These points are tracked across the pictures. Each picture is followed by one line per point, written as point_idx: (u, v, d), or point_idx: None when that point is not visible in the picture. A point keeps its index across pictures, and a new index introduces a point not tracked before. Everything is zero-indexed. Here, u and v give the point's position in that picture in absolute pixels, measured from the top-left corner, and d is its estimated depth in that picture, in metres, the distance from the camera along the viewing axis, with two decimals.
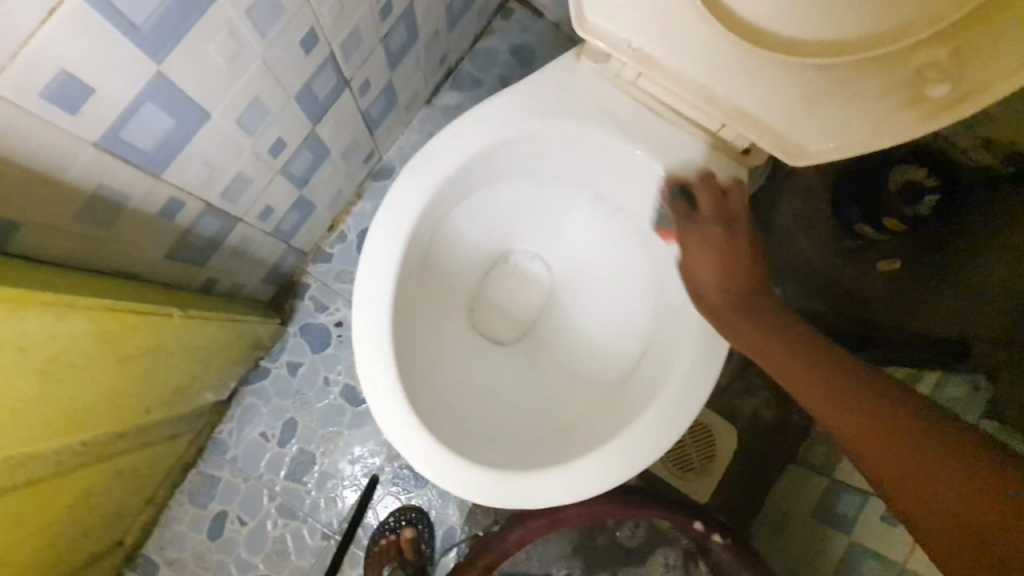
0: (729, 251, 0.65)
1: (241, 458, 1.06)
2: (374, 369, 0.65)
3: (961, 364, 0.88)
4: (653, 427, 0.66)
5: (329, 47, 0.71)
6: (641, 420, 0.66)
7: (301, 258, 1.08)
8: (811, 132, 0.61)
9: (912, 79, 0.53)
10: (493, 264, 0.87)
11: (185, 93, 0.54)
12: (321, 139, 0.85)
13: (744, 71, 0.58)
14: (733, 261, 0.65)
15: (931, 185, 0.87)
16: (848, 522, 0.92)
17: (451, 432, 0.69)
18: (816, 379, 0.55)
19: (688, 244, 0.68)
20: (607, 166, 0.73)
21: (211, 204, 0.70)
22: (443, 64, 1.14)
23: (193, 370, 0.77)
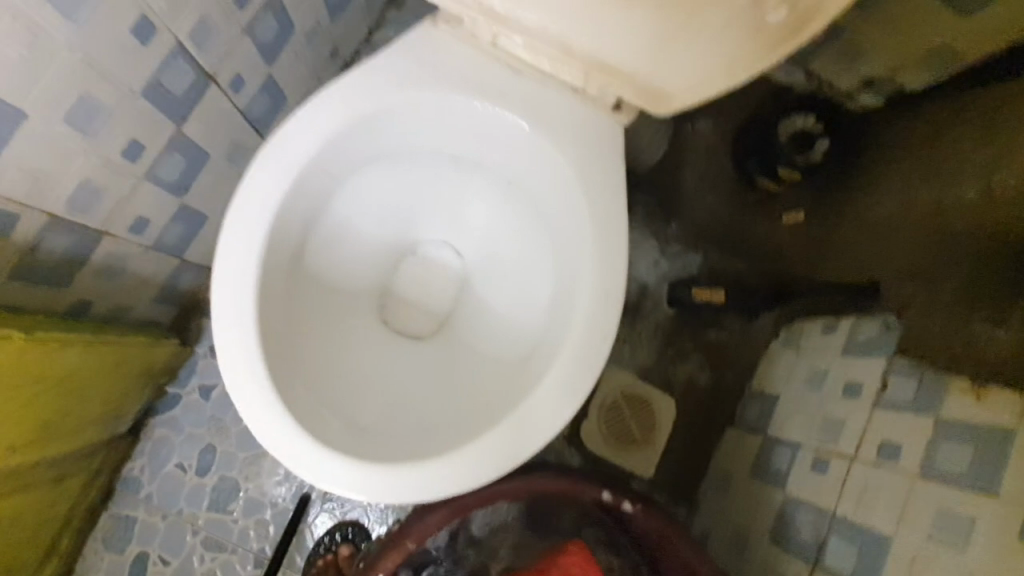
0: None
1: (156, 493, 0.99)
2: (239, 372, 0.60)
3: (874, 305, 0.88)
4: (549, 401, 0.63)
5: (173, 38, 0.66)
6: (537, 393, 0.63)
7: (204, 274, 1.02)
8: (672, 75, 0.60)
9: (747, 11, 0.51)
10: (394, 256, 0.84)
11: None
12: (192, 141, 0.80)
13: (591, 22, 0.57)
14: None
15: (819, 131, 0.90)
16: (784, 477, 0.92)
17: (340, 433, 0.65)
18: None
19: None
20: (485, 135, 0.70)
21: (55, 217, 0.64)
22: (337, 59, 1.10)
23: (67, 401, 0.71)
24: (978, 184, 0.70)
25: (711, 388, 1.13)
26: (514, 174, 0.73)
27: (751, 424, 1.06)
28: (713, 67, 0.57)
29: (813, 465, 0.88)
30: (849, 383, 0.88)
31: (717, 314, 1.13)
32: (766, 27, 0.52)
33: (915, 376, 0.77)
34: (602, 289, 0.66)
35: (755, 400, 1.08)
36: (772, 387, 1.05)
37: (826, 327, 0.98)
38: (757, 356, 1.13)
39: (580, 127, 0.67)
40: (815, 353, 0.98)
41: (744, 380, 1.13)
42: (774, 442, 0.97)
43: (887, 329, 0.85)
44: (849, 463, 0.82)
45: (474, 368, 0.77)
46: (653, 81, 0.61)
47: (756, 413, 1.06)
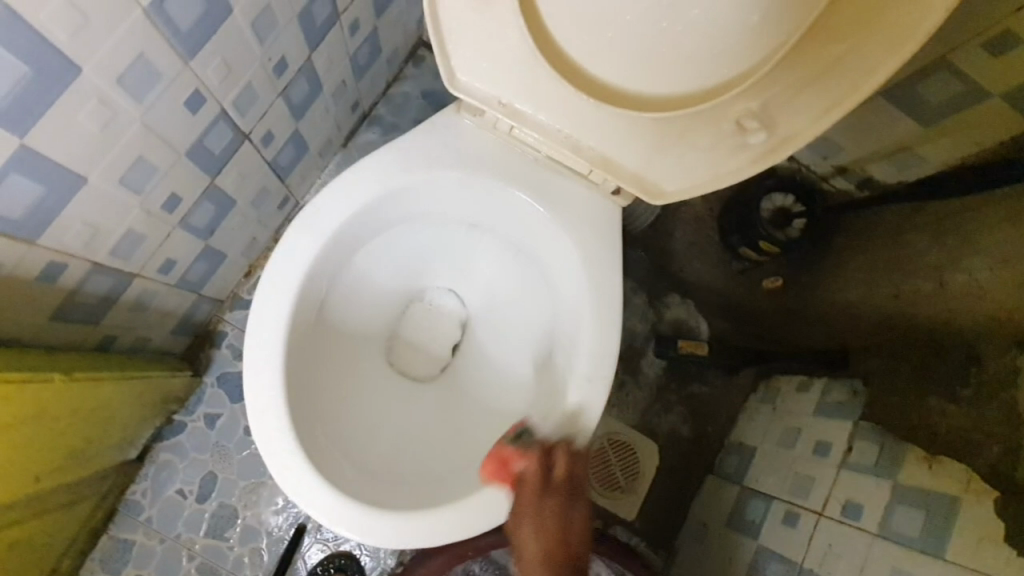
0: (557, 535, 0.61)
1: (156, 518, 1.02)
2: (266, 420, 0.65)
3: (841, 371, 0.98)
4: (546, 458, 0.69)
5: (220, 105, 0.73)
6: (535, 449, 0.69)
7: (217, 306, 1.07)
8: (664, 174, 0.67)
9: (734, 129, 0.61)
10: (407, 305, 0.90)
11: (56, 162, 0.55)
12: (223, 191, 0.86)
13: (600, 122, 0.65)
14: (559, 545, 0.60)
15: (798, 211, 0.99)
16: (756, 528, 0.98)
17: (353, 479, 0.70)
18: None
19: (544, 517, 0.62)
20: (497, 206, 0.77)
21: (99, 263, 0.70)
22: (357, 111, 1.18)
23: (89, 432, 0.76)
24: (934, 279, 0.81)
25: (694, 438, 1.20)
26: (522, 241, 0.80)
27: (726, 474, 1.13)
28: (701, 172, 0.65)
29: (783, 518, 0.94)
30: (819, 443, 0.95)
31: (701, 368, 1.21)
32: (749, 144, 0.62)
33: (877, 443, 0.84)
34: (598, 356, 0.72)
35: (734, 451, 1.15)
36: (751, 440, 1.12)
37: (800, 386, 1.07)
38: (737, 408, 1.20)
39: (583, 206, 0.74)
40: (789, 411, 1.06)
41: (724, 431, 1.20)
42: (750, 494, 1.04)
43: (855, 394, 0.93)
44: (815, 519, 0.89)
45: (475, 415, 0.83)
46: (646, 177, 0.68)
47: (732, 463, 1.13)
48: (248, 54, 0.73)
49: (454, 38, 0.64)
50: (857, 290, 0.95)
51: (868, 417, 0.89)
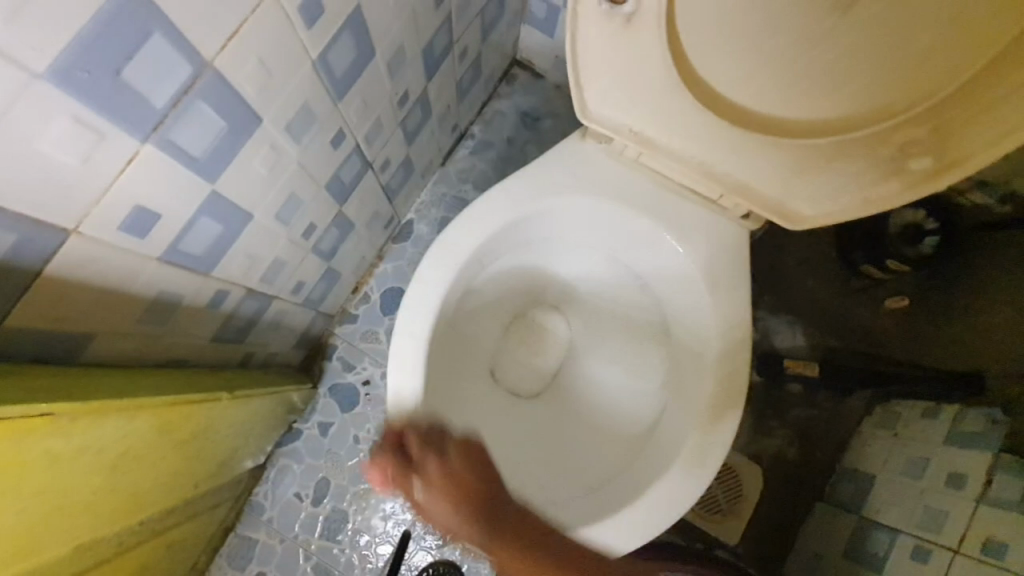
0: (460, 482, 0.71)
1: (276, 518, 1.09)
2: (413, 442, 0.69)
3: (979, 398, 0.92)
4: (681, 488, 0.68)
5: (354, 139, 0.78)
6: (668, 478, 0.69)
7: (329, 320, 1.13)
8: (807, 196, 0.66)
9: (895, 154, 0.57)
10: (513, 322, 0.90)
11: (233, 203, 0.60)
12: (347, 216, 0.92)
13: (739, 149, 0.64)
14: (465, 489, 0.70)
15: (931, 228, 0.94)
16: (879, 562, 0.93)
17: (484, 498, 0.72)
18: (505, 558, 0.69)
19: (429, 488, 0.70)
20: (619, 230, 0.77)
21: (251, 289, 0.75)
22: (455, 131, 1.21)
23: (236, 443, 0.82)
24: None
25: (802, 462, 1.16)
26: (637, 262, 0.80)
27: (843, 503, 1.07)
28: (846, 196, 0.63)
29: (912, 554, 0.89)
30: (953, 475, 0.89)
31: (809, 389, 1.16)
32: (908, 169, 0.58)
33: None
34: (731, 386, 0.71)
35: (848, 478, 1.09)
36: (867, 468, 1.06)
37: (927, 412, 1.00)
38: (851, 432, 1.15)
39: (711, 233, 0.73)
40: (915, 437, 0.99)
41: (835, 457, 1.15)
42: (870, 526, 0.98)
43: (993, 424, 0.87)
44: (950, 555, 0.83)
45: (590, 436, 0.84)
46: (787, 201, 0.67)
47: (847, 492, 1.08)
48: (380, 91, 0.77)
49: (589, 70, 0.65)
50: (1005, 316, 0.91)
51: (1012, 449, 0.82)
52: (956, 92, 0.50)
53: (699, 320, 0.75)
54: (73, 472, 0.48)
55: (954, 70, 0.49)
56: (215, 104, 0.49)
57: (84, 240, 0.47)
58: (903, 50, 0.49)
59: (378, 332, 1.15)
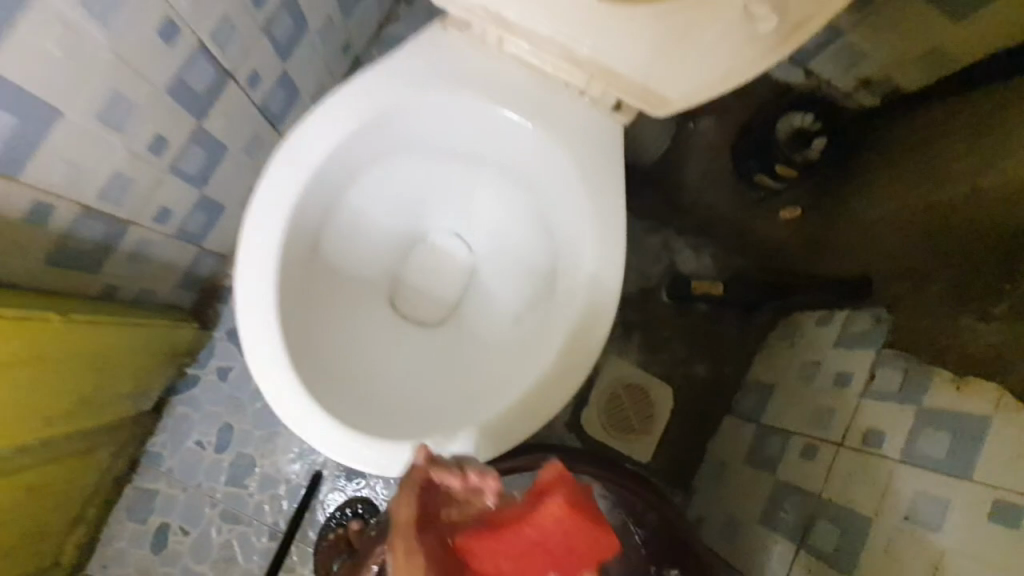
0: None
1: (176, 468, 1.05)
2: (263, 360, 0.64)
3: (865, 300, 0.94)
4: (547, 389, 0.68)
5: (199, 38, 0.70)
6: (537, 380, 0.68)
7: (220, 261, 1.07)
8: (671, 80, 0.63)
9: (742, 15, 0.55)
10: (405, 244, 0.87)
11: (21, 88, 0.53)
12: (213, 135, 0.84)
13: (597, 29, 0.60)
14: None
15: (817, 130, 0.94)
16: (774, 462, 0.97)
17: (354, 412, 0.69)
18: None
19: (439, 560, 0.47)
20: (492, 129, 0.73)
21: (88, 207, 0.68)
22: (349, 54, 1.13)
23: (97, 378, 0.76)
24: (968, 184, 0.76)
25: (711, 380, 1.19)
26: (516, 167, 0.77)
27: (746, 414, 1.12)
28: (708, 75, 0.61)
29: (801, 451, 0.93)
30: (840, 374, 0.93)
31: (717, 308, 1.19)
32: (758, 33, 0.56)
33: (902, 369, 0.81)
34: (598, 286, 0.70)
35: (751, 389, 1.14)
36: (767, 378, 1.11)
37: (821, 319, 1.04)
38: (755, 347, 1.19)
39: (584, 130, 0.70)
40: (810, 345, 1.03)
41: (741, 372, 1.19)
42: (767, 431, 1.02)
43: (877, 322, 0.90)
44: (835, 449, 0.86)
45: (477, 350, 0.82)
46: (653, 86, 0.65)
47: (750, 403, 1.12)
48: None
49: None
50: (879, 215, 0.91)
51: (892, 344, 0.85)
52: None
53: (574, 221, 0.73)
54: None
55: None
56: None
57: None
58: None
59: None
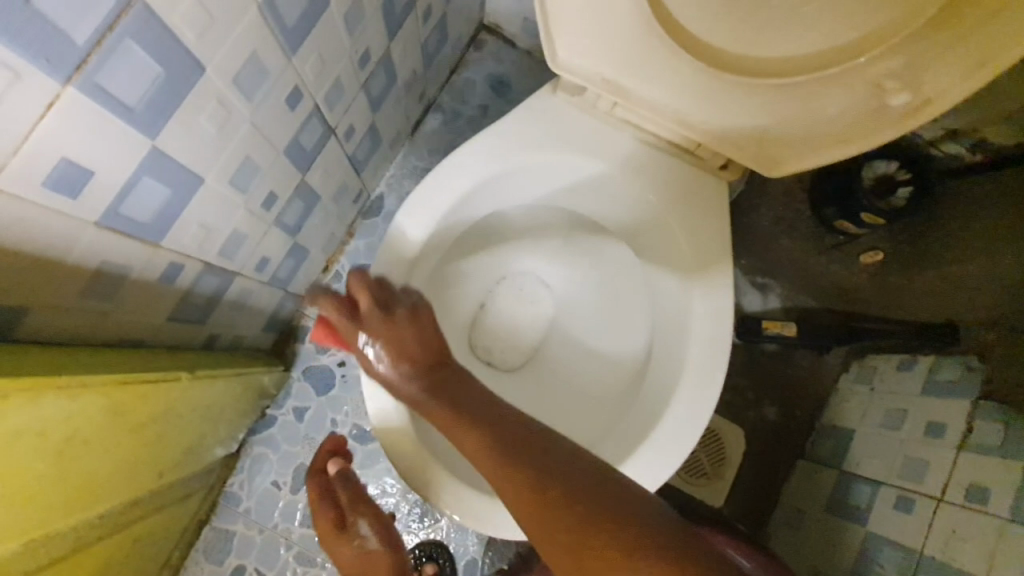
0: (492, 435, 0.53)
1: (254, 509, 1.05)
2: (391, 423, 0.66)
3: (955, 347, 0.94)
4: (661, 448, 0.66)
5: (313, 101, 0.73)
6: (649, 439, 0.67)
7: (299, 302, 1.09)
8: (788, 142, 0.64)
9: (872, 91, 0.56)
10: (497, 290, 0.89)
11: (180, 164, 0.55)
12: (311, 187, 0.87)
13: (714, 95, 0.63)
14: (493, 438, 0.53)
15: (903, 179, 0.93)
16: (862, 514, 0.95)
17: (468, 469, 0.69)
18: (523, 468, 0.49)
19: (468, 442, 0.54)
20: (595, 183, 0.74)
21: (209, 263, 0.70)
22: (423, 101, 1.17)
23: (203, 429, 0.77)
24: None
25: (781, 423, 1.18)
26: (617, 219, 0.79)
27: (823, 459, 1.10)
28: (826, 140, 0.62)
29: (895, 504, 0.91)
30: (933, 424, 0.91)
31: (786, 348, 1.19)
32: (888, 106, 0.57)
33: (1002, 421, 0.80)
34: (716, 341, 0.68)
35: (828, 434, 1.12)
36: (846, 423, 1.09)
37: (902, 364, 1.02)
38: (828, 391, 1.18)
39: (689, 190, 0.71)
40: (891, 391, 1.02)
41: (815, 414, 1.18)
42: (851, 479, 1.01)
43: (969, 370, 0.89)
44: (935, 503, 0.85)
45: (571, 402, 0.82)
46: (767, 148, 0.65)
47: (828, 449, 1.10)
48: (339, 48, 0.73)
49: (560, 17, 0.62)
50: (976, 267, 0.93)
51: (988, 395, 0.84)
52: (947, 10, 0.48)
53: (681, 274, 0.73)
54: (14, 457, 0.44)
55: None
56: (147, 45, 0.44)
57: (6, 198, 0.42)
58: None
59: None
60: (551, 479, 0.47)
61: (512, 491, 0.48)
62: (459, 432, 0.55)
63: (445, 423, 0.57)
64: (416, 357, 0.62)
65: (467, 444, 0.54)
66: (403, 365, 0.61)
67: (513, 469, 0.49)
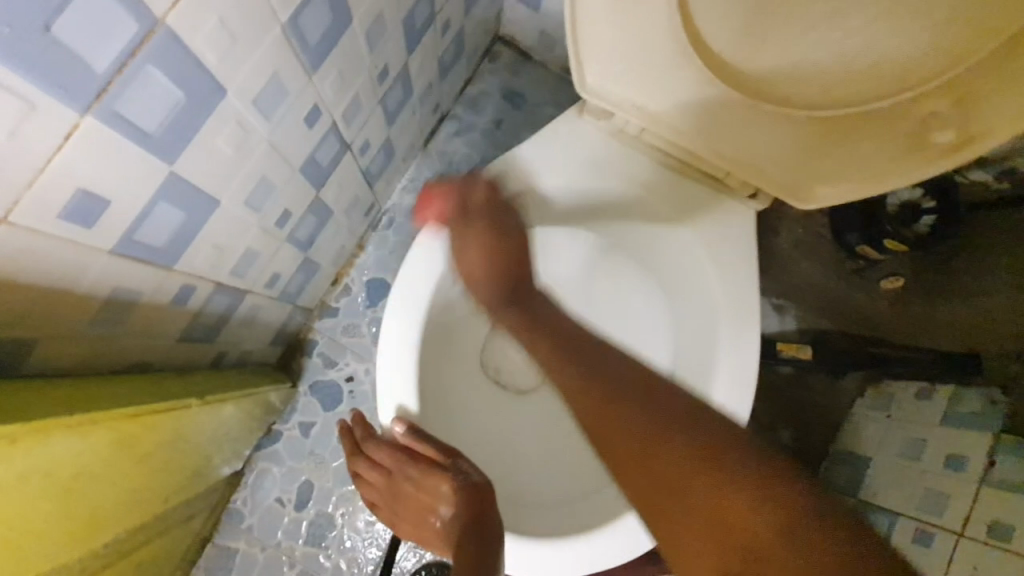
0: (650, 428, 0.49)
1: (257, 526, 1.03)
2: None
3: (977, 376, 0.93)
4: None
5: (331, 117, 0.71)
6: None
7: (307, 315, 1.07)
8: (822, 175, 0.62)
9: (915, 126, 0.54)
10: None
11: (197, 188, 0.53)
12: (324, 202, 0.85)
13: (746, 124, 0.61)
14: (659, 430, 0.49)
15: (928, 206, 0.90)
16: None
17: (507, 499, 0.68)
18: (650, 468, 0.48)
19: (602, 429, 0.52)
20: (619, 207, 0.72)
21: (221, 283, 0.69)
22: (437, 113, 1.15)
23: (209, 451, 0.76)
24: None
25: (795, 448, 1.18)
26: (640, 244, 0.76)
27: (837, 486, 1.08)
28: (864, 173, 0.60)
29: (912, 538, 0.89)
30: (954, 458, 0.88)
31: (800, 372, 1.17)
32: (929, 143, 0.55)
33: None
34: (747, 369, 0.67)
35: (841, 461, 1.10)
36: (862, 450, 1.07)
37: (922, 394, 1.00)
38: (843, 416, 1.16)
39: (716, 217, 0.69)
40: (909, 420, 1.00)
41: (828, 439, 1.16)
42: (867, 509, 0.99)
43: (992, 404, 0.88)
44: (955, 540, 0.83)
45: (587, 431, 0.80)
46: (799, 180, 0.64)
47: (842, 476, 1.08)
48: (359, 64, 0.71)
49: (591, 44, 0.61)
50: (1005, 296, 0.93)
51: (1012, 431, 0.82)
52: (997, 50, 0.47)
53: (706, 305, 0.71)
54: (19, 499, 0.42)
55: (994, 23, 0.46)
56: (169, 71, 0.42)
57: (18, 231, 0.40)
58: (921, 16, 0.47)
59: (361, 326, 1.09)
60: (673, 471, 0.47)
61: (633, 488, 0.49)
62: (602, 406, 0.53)
63: (584, 401, 0.54)
64: (556, 346, 0.59)
65: (592, 424, 0.53)
66: (535, 350, 0.60)
67: (639, 475, 0.48)
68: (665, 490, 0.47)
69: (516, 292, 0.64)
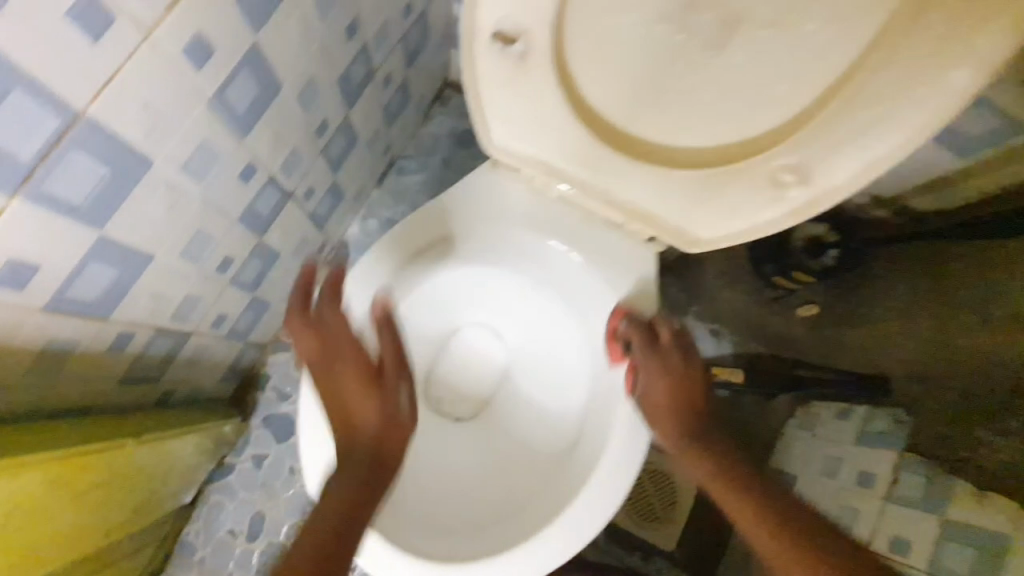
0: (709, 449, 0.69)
1: (209, 557, 1.06)
2: None
3: (886, 399, 1.01)
4: (582, 516, 0.72)
5: (269, 172, 0.78)
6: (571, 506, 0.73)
7: (261, 351, 1.11)
8: (704, 221, 0.69)
9: (772, 182, 0.61)
10: (449, 345, 0.95)
11: (128, 247, 0.59)
12: (269, 246, 0.91)
13: (635, 180, 0.68)
14: (728, 474, 0.68)
15: (832, 241, 0.98)
16: None
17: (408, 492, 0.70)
18: (730, 491, 0.67)
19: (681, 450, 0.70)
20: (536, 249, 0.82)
21: (162, 328, 0.74)
22: (387, 155, 1.21)
23: (152, 488, 0.79)
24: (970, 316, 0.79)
25: None
26: (557, 284, 0.85)
27: None
28: (740, 220, 0.67)
29: None
30: (865, 473, 0.98)
31: (735, 395, 1.24)
32: (787, 197, 0.62)
33: (924, 476, 0.87)
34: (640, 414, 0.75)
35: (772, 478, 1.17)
36: (790, 468, 1.14)
37: (840, 414, 1.09)
38: (774, 436, 1.24)
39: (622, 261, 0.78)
40: (829, 438, 1.08)
41: (763, 458, 1.22)
42: None
43: (897, 423, 0.97)
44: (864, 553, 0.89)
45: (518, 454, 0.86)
46: (686, 226, 0.71)
47: None
48: (294, 123, 0.77)
49: (495, 111, 0.67)
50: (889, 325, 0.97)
51: (911, 449, 0.91)
52: (826, 120, 0.54)
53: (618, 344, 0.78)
54: None
55: None
56: (93, 153, 0.48)
57: None
58: None
59: None
60: (772, 511, 0.64)
61: (734, 494, 0.67)
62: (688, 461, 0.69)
63: (670, 431, 0.71)
64: (688, 413, 0.71)
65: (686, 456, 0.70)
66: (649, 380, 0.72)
67: (721, 489, 0.68)
68: (733, 476, 0.68)
69: (657, 347, 0.73)
